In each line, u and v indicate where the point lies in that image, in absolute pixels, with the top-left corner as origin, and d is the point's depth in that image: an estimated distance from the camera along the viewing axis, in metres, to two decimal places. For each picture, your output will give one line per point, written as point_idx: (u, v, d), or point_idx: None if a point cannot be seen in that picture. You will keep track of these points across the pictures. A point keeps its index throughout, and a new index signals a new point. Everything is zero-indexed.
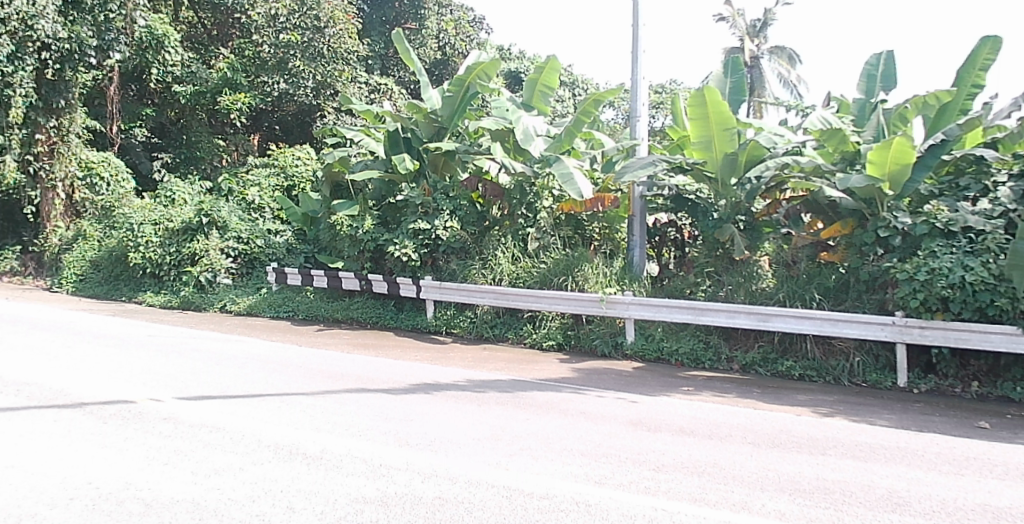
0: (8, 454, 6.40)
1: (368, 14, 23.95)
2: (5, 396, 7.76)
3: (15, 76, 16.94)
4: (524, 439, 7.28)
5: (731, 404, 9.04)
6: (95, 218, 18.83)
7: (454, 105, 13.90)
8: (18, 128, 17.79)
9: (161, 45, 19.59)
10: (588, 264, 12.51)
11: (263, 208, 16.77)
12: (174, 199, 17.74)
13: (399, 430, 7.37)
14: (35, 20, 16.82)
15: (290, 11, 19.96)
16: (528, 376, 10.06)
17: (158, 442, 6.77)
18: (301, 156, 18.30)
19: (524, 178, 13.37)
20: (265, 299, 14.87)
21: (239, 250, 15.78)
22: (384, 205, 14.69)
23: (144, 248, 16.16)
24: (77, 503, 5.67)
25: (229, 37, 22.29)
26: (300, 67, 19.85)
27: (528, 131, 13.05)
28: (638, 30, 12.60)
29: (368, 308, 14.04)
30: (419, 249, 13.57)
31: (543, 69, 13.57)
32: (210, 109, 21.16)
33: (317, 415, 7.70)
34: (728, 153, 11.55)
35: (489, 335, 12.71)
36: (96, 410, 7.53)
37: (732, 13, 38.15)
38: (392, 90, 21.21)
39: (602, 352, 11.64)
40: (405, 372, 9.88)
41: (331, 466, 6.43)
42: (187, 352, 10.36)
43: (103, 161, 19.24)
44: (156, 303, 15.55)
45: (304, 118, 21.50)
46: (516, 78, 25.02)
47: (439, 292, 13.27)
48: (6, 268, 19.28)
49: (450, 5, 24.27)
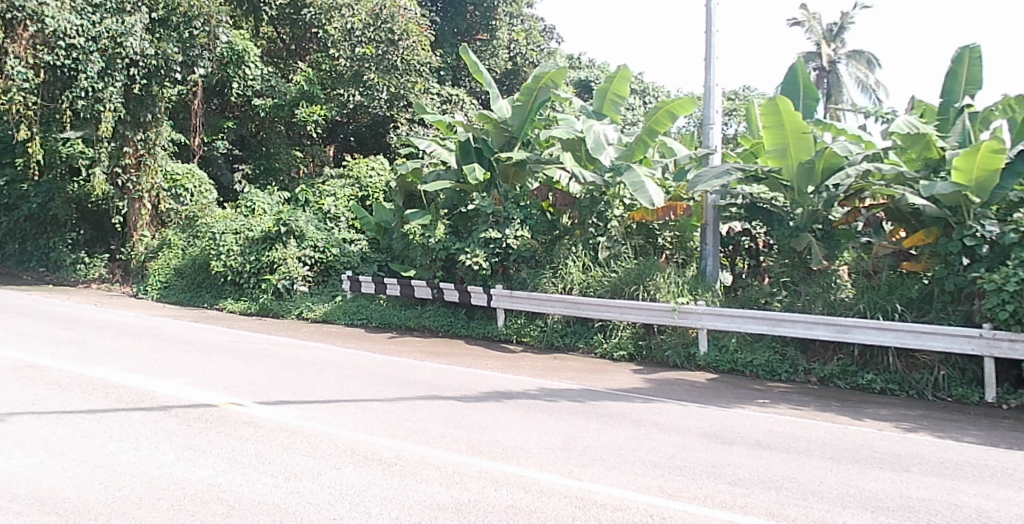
0: (99, 454, 6.66)
1: (440, 26, 24.10)
2: (96, 399, 8.07)
3: (105, 91, 17.65)
4: (596, 449, 7.25)
5: (809, 418, 8.83)
6: (179, 228, 19.48)
7: (524, 114, 14.01)
8: (108, 141, 18.46)
9: (242, 59, 20.30)
10: (660, 273, 12.40)
11: (338, 218, 17.06)
12: (254, 209, 18.23)
13: (472, 438, 7.42)
14: (125, 37, 17.57)
15: (366, 25, 20.34)
16: (600, 386, 10.01)
17: (240, 446, 6.95)
18: (375, 167, 18.67)
19: (595, 188, 13.31)
20: (340, 306, 15.14)
21: (316, 259, 16.11)
22: (455, 214, 14.85)
23: (225, 257, 16.57)
24: (163, 503, 5.86)
25: (306, 51, 22.73)
26: (374, 80, 20.39)
27: (598, 140, 13.04)
28: (711, 36, 12.46)
29: (439, 316, 14.17)
30: (490, 258, 13.68)
31: (614, 78, 13.56)
32: (288, 122, 21.65)
33: (391, 422, 7.80)
34: (804, 161, 11.30)
35: (559, 345, 12.65)
36: (181, 413, 7.78)
37: (808, 16, 37.51)
38: (464, 101, 21.41)
39: (674, 362, 11.47)
40: (478, 381, 9.93)
41: (405, 472, 6.51)
42: (266, 358, 10.62)
43: (188, 174, 19.93)
44: (236, 310, 15.93)
45: (378, 129, 21.88)
46: (586, 87, 24.85)
47: (510, 300, 13.30)
48: (96, 275, 19.98)
49: (522, 15, 24.40)
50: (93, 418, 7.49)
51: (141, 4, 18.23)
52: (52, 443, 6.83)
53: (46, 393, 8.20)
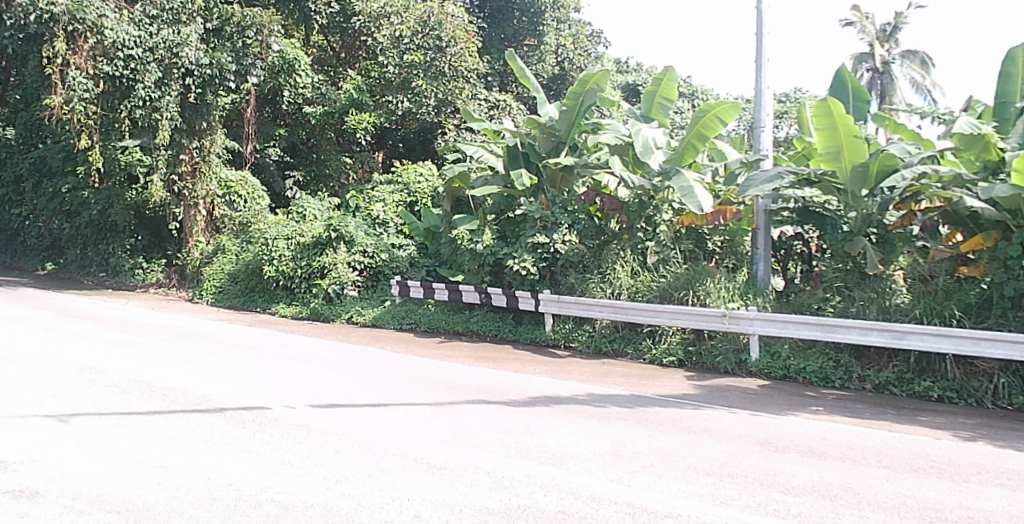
0: (157, 454, 6.83)
1: (487, 32, 24.25)
2: (154, 401, 8.27)
3: (162, 100, 18.07)
4: (646, 456, 7.21)
5: (864, 426, 8.68)
6: (233, 234, 19.86)
7: (571, 118, 14.10)
8: (164, 149, 18.95)
9: (293, 68, 20.56)
10: (710, 278, 12.28)
11: (387, 223, 17.28)
12: (305, 215, 18.49)
13: (521, 443, 7.43)
14: (180, 49, 17.98)
15: (414, 32, 20.70)
16: (649, 392, 9.96)
17: (293, 448, 7.06)
18: (424, 173, 18.78)
19: (643, 192, 13.19)
20: (389, 311, 15.28)
21: (365, 264, 16.32)
22: (503, 220, 14.82)
23: (277, 262, 16.81)
24: (219, 503, 5.98)
25: (356, 58, 22.90)
26: (422, 86, 20.56)
27: (647, 144, 12.98)
28: (762, 38, 12.33)
29: (487, 321, 14.22)
30: (538, 263, 13.70)
31: (662, 80, 13.52)
32: (339, 129, 21.89)
33: (440, 426, 7.85)
34: (857, 165, 11.17)
35: (607, 350, 12.63)
36: (236, 415, 7.94)
37: (861, 16, 36.81)
38: (511, 106, 21.61)
39: (725, 368, 11.37)
40: (527, 385, 9.95)
41: (455, 476, 6.54)
42: (317, 362, 10.77)
43: (242, 181, 20.27)
44: (289, 314, 16.20)
45: (426, 135, 22.06)
46: (633, 91, 24.68)
47: (557, 305, 13.27)
48: (153, 280, 20.50)
49: (569, 20, 24.61)
50: (151, 420, 7.67)
51: (197, 15, 18.64)
52: (113, 443, 7.01)
53: (107, 394, 8.43)
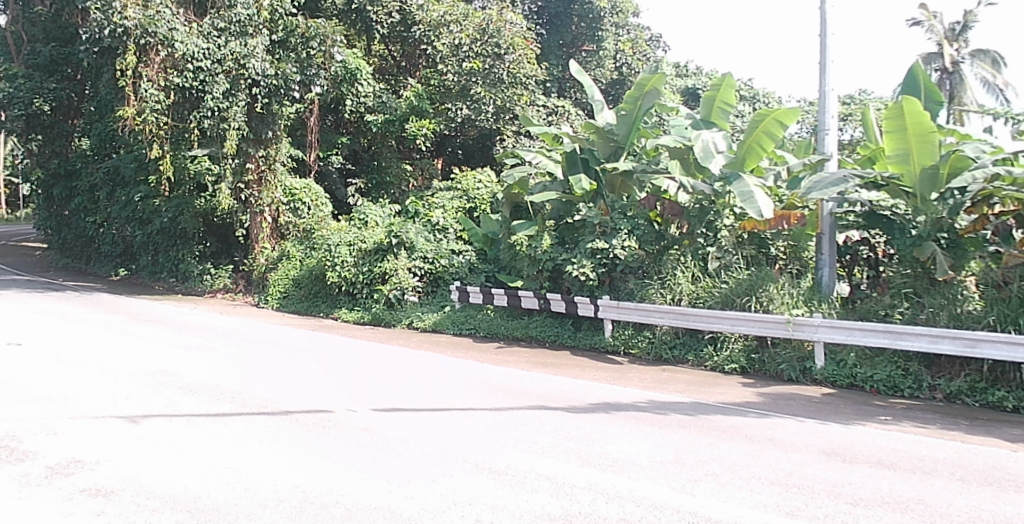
0: (226, 455, 7.00)
1: (546, 38, 24.17)
2: (223, 403, 8.49)
3: (229, 111, 18.46)
4: (709, 464, 7.14)
5: (935, 436, 8.45)
6: (298, 240, 20.21)
7: (630, 122, 14.04)
8: (231, 158, 19.45)
9: (354, 77, 21.11)
10: (773, 283, 12.16)
11: (446, 229, 17.36)
12: (366, 221, 18.74)
13: (582, 450, 7.41)
14: (247, 60, 18.39)
15: (473, 40, 20.83)
16: (711, 399, 9.86)
17: (356, 451, 7.18)
18: (483, 180, 19.01)
19: (704, 196, 13.15)
20: (449, 316, 15.38)
21: (425, 269, 16.49)
22: (562, 225, 14.83)
23: (340, 268, 17.06)
24: (285, 504, 6.10)
25: (416, 66, 23.21)
26: (481, 93, 20.75)
27: (707, 148, 12.94)
28: (826, 40, 12.12)
29: (546, 326, 14.20)
30: (597, 268, 13.64)
31: (720, 86, 13.41)
32: (399, 137, 22.14)
33: (501, 431, 7.88)
34: (927, 166, 10.97)
35: (667, 357, 12.49)
36: (301, 418, 8.10)
37: (929, 16, 35.92)
38: (570, 112, 21.71)
39: (789, 376, 11.18)
40: (587, 392, 9.92)
41: (516, 482, 6.57)
42: (379, 366, 10.92)
43: (305, 188, 20.63)
44: (351, 319, 16.43)
45: (485, 141, 22.22)
46: (693, 94, 24.40)
47: (617, 311, 13.21)
48: (221, 285, 20.98)
49: (628, 25, 24.54)
50: (221, 422, 7.87)
51: (263, 27, 19.09)
52: (183, 444, 7.22)
53: (178, 396, 8.67)
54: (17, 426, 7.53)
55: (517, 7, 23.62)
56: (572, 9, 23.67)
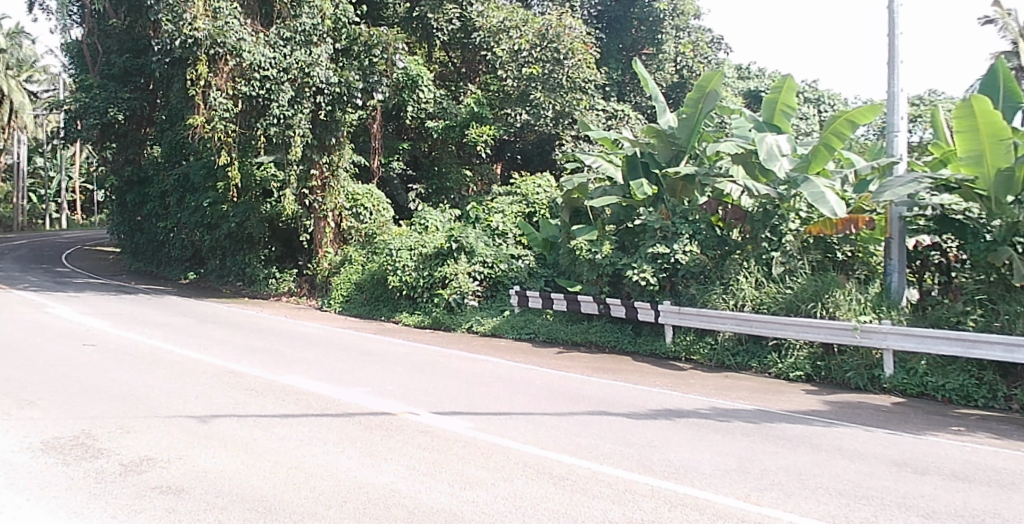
0: (290, 456, 7.12)
1: (605, 42, 24.13)
2: (288, 404, 8.65)
3: (294, 118, 18.85)
4: (775, 473, 7.02)
5: (1012, 448, 8.17)
6: (360, 245, 20.51)
7: (691, 126, 13.98)
8: (296, 165, 19.68)
9: (415, 84, 21.27)
10: (839, 289, 11.88)
11: (505, 234, 17.42)
12: (427, 226, 18.89)
13: (643, 456, 7.35)
14: (312, 68, 18.74)
15: (533, 45, 20.97)
16: (775, 407, 9.69)
17: (418, 454, 7.23)
18: (542, 184, 19.00)
19: (768, 201, 13.03)
20: (508, 320, 15.39)
21: (485, 274, 16.57)
22: (622, 229, 14.78)
23: (401, 272, 17.22)
24: (349, 505, 6.17)
25: (476, 72, 23.35)
26: (541, 98, 20.83)
27: (772, 151, 12.75)
28: (895, 40, 11.82)
29: (606, 331, 14.09)
30: (657, 273, 13.50)
31: (782, 89, 13.31)
32: (460, 142, 22.30)
33: (561, 436, 7.86)
34: (1002, 168, 10.62)
35: (730, 364, 12.29)
36: (364, 419, 8.20)
37: (1003, 13, 34.81)
38: (629, 116, 21.69)
39: (856, 385, 10.93)
40: (649, 398, 9.84)
41: (577, 488, 6.54)
42: (440, 370, 10.99)
43: (367, 194, 20.90)
44: (411, 322, 16.54)
45: (544, 146, 22.26)
46: (755, 97, 24.04)
47: (678, 316, 13.04)
48: (285, 288, 21.38)
49: (689, 27, 24.29)
50: (286, 423, 8.00)
51: (327, 36, 19.42)
52: (250, 444, 7.37)
53: (245, 398, 8.85)
54: (93, 424, 7.77)
55: (577, 11, 23.59)
56: (631, 13, 23.61)
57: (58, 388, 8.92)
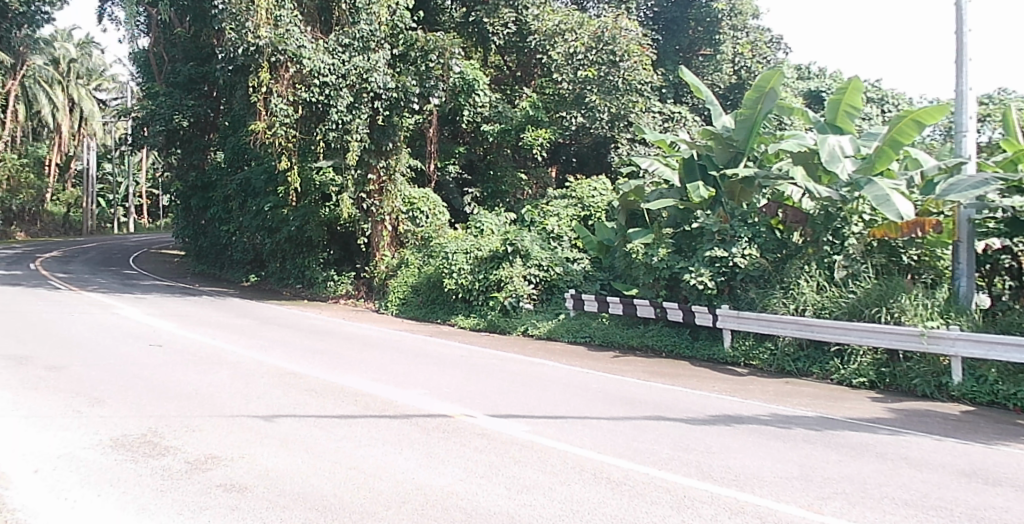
0: (350, 456, 7.20)
1: (662, 43, 23.97)
2: (347, 405, 8.75)
3: (353, 123, 19.11)
4: (839, 482, 6.86)
5: None
6: (416, 248, 20.71)
7: (749, 126, 13.68)
8: (353, 169, 19.94)
9: (472, 88, 21.23)
10: (905, 294, 11.62)
11: (561, 237, 17.39)
12: (483, 230, 18.95)
13: (702, 462, 7.25)
14: (370, 74, 18.97)
15: (589, 47, 20.83)
16: (838, 414, 9.48)
17: (475, 456, 7.25)
18: (598, 188, 18.93)
19: (829, 203, 12.81)
20: (564, 324, 15.34)
21: (540, 277, 16.54)
22: (679, 233, 14.57)
23: (457, 275, 17.32)
24: (407, 506, 6.21)
25: (531, 76, 23.42)
26: (596, 101, 20.74)
27: (834, 152, 12.45)
28: (964, 37, 11.50)
29: (663, 336, 13.92)
30: (715, 277, 13.34)
31: (845, 89, 13.01)
32: (515, 146, 22.31)
33: (618, 441, 7.80)
34: None
35: (791, 369, 12.04)
36: (421, 421, 8.25)
37: None
38: (686, 118, 21.51)
39: (923, 392, 10.63)
40: (708, 403, 9.71)
41: (635, 493, 6.48)
42: (496, 373, 11.02)
43: (423, 197, 21.01)
44: (467, 325, 16.57)
45: (600, 149, 22.17)
46: (817, 97, 23.56)
47: (736, 321, 12.82)
48: (343, 291, 21.65)
49: (747, 27, 23.91)
50: (347, 423, 8.10)
51: (384, 42, 19.64)
52: (310, 444, 7.47)
53: (304, 398, 8.97)
54: (160, 422, 7.96)
55: (633, 13, 23.41)
56: (689, 14, 23.39)
57: (127, 388, 9.15)
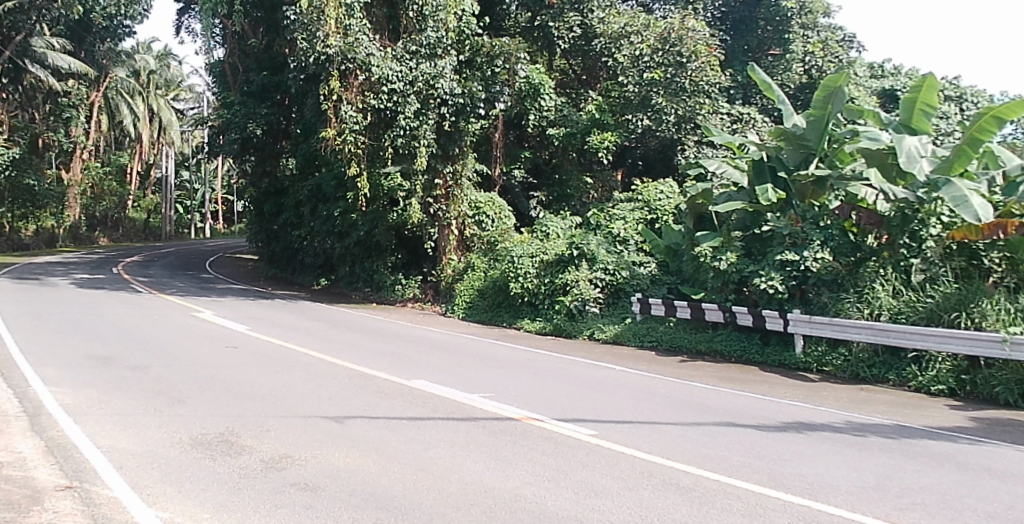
0: (419, 458, 7.28)
1: (730, 43, 23.87)
2: (415, 407, 8.85)
3: (420, 129, 19.34)
4: (917, 492, 6.67)
5: None
6: (482, 252, 20.84)
7: (820, 127, 13.52)
8: (421, 174, 20.11)
9: (538, 92, 21.28)
10: (987, 299, 11.24)
11: (627, 240, 17.27)
12: (548, 234, 18.95)
13: (774, 470, 7.13)
14: (436, 81, 19.17)
15: (654, 49, 20.75)
16: (916, 422, 9.22)
17: (542, 459, 7.26)
18: (664, 191, 18.81)
19: (906, 204, 12.43)
20: (631, 328, 15.24)
21: (606, 281, 16.45)
22: (748, 236, 14.35)
23: (522, 279, 17.37)
24: (476, 507, 6.26)
25: (597, 80, 23.41)
26: (663, 103, 20.61)
27: (912, 153, 12.33)
28: None
29: (732, 341, 13.72)
30: (786, 281, 13.06)
31: (922, 87, 12.62)
32: (581, 149, 22.24)
33: (687, 447, 7.72)
34: None
35: (866, 376, 11.75)
36: (488, 424, 8.31)
37: None
38: (755, 119, 21.17)
39: (1005, 400, 10.30)
40: (778, 410, 9.54)
41: (705, 500, 6.41)
42: (563, 377, 11.02)
43: (489, 202, 21.12)
44: (532, 329, 16.60)
45: (667, 152, 22.02)
46: (891, 97, 22.93)
47: (809, 326, 12.56)
48: (411, 295, 21.89)
49: (817, 26, 23.42)
50: (415, 425, 8.19)
51: (451, 48, 19.77)
52: (381, 445, 7.57)
53: (374, 400, 9.11)
54: (236, 422, 8.18)
55: (700, 14, 23.19)
56: (757, 13, 23.09)
57: (204, 389, 9.43)
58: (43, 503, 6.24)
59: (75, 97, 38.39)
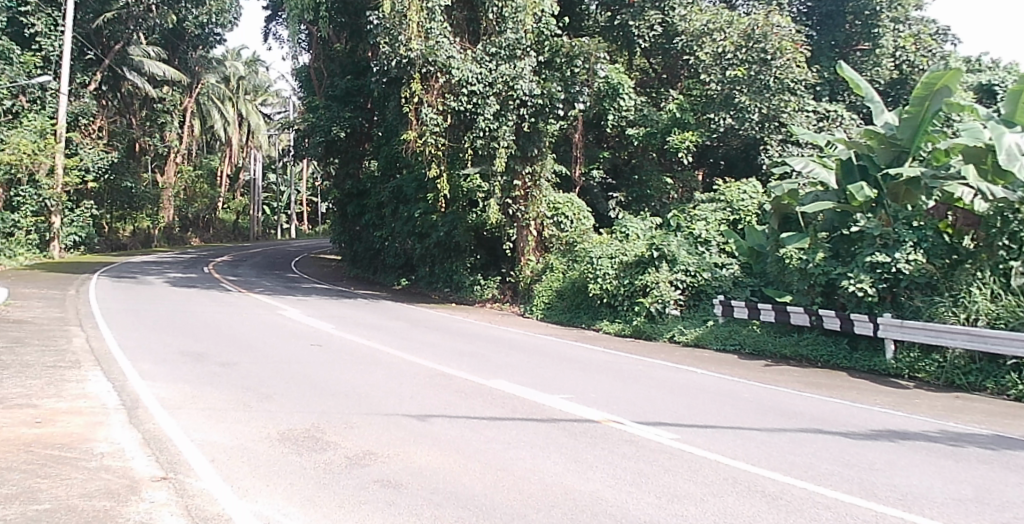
0: (499, 458, 7.29)
1: (818, 39, 23.27)
2: (495, 408, 8.87)
3: (499, 130, 19.29)
4: (1019, 506, 6.38)
5: None
6: (561, 253, 20.83)
7: (914, 126, 13.14)
8: (500, 175, 20.20)
9: (617, 92, 21.28)
10: None
11: (709, 241, 16.97)
12: (628, 234, 18.78)
13: (864, 479, 6.91)
14: (516, 82, 19.04)
15: (738, 47, 20.19)
16: (1016, 433, 8.81)
17: (624, 463, 7.19)
18: (747, 191, 18.45)
19: (1006, 204, 11.89)
20: (712, 331, 14.97)
21: (687, 283, 16.25)
22: (836, 237, 13.99)
23: (601, 280, 17.23)
24: (557, 509, 6.24)
25: (677, 78, 23.13)
26: (746, 102, 20.16)
27: (1012, 150, 11.93)
28: None
29: (818, 345, 13.34)
30: (876, 284, 12.67)
31: None
32: (661, 149, 21.96)
33: (773, 454, 7.55)
34: None
35: (962, 383, 11.30)
36: (569, 425, 8.28)
37: None
38: (843, 117, 20.66)
39: None
40: (868, 417, 9.23)
41: (792, 508, 6.25)
42: (643, 379, 10.89)
43: (568, 202, 21.09)
44: (612, 330, 16.49)
45: (750, 152, 21.59)
46: (989, 92, 21.96)
47: (900, 330, 12.07)
48: (490, 295, 22.01)
49: (909, 19, 22.60)
50: (495, 426, 8.22)
51: (530, 49, 19.73)
52: (462, 444, 7.62)
53: (454, 399, 9.19)
54: (321, 418, 8.36)
55: (785, 9, 22.68)
56: (846, 8, 22.53)
57: (292, 385, 9.68)
58: (141, 493, 6.49)
59: (169, 103, 39.73)
